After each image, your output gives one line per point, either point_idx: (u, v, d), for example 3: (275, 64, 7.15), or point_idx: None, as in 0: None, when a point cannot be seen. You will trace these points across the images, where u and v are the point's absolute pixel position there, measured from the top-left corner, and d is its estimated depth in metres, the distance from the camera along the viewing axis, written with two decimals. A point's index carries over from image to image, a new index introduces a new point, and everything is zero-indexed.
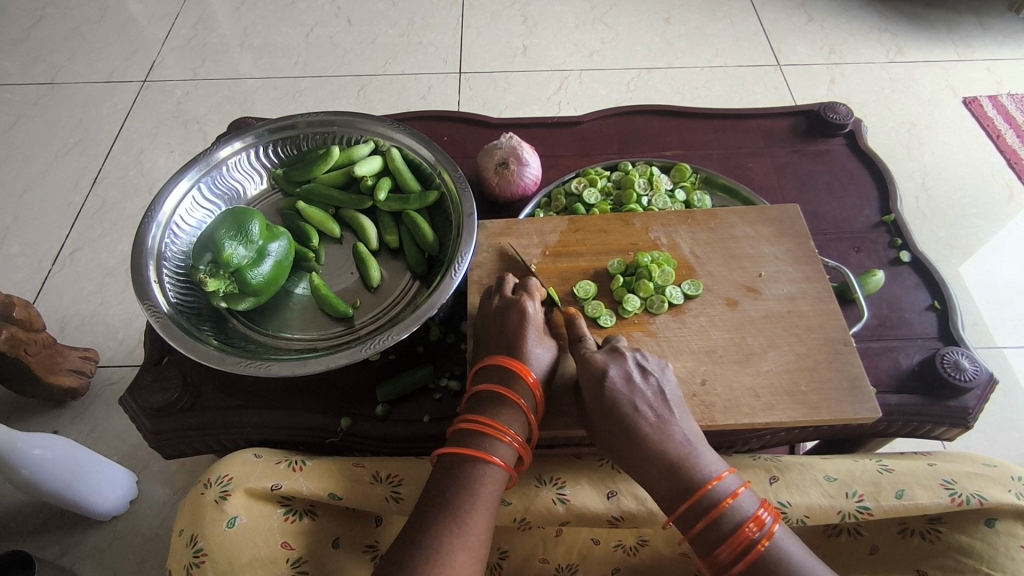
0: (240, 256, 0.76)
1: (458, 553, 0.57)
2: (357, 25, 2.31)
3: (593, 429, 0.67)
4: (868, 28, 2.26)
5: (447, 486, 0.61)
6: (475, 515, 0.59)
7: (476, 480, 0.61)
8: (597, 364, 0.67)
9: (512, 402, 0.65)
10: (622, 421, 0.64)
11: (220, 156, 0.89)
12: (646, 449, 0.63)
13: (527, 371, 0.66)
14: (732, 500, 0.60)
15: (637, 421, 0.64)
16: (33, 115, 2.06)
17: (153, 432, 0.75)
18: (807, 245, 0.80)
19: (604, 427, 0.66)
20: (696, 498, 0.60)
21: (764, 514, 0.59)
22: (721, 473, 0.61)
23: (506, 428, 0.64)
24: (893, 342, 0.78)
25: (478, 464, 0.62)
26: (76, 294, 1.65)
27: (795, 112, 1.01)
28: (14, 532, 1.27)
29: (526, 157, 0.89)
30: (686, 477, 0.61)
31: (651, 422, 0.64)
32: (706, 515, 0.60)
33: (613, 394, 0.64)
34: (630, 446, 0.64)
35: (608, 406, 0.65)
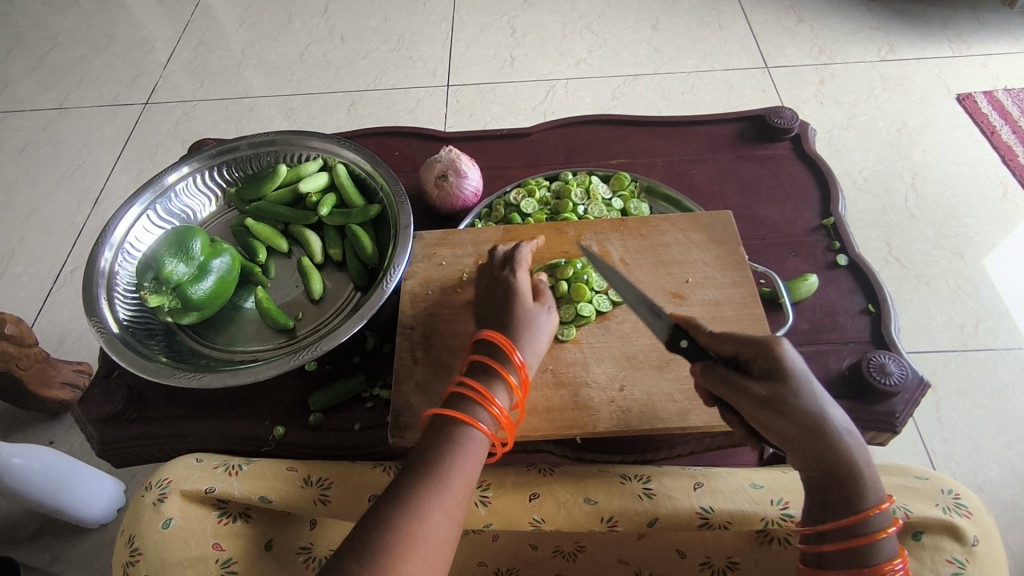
0: (180, 273, 0.79)
1: (437, 511, 0.55)
2: (350, 43, 2.37)
3: (765, 421, 0.59)
4: (860, 27, 2.23)
5: (432, 446, 0.59)
6: (456, 477, 0.57)
7: (458, 444, 0.59)
8: (786, 352, 0.61)
9: (498, 376, 0.63)
10: (812, 419, 0.58)
11: (171, 180, 0.93)
12: (834, 454, 0.58)
13: (514, 349, 0.64)
14: (885, 533, 0.57)
15: (827, 423, 0.58)
16: (41, 140, 2.16)
17: (100, 443, 0.78)
18: (738, 250, 0.80)
19: (787, 421, 0.58)
20: (860, 521, 0.56)
21: (899, 563, 0.57)
22: (884, 503, 0.57)
23: (491, 396, 0.62)
24: (824, 347, 0.77)
25: (462, 427, 0.60)
26: (76, 311, 1.73)
27: (743, 117, 1.01)
28: (7, 540, 1.33)
29: (465, 169, 0.90)
30: (864, 492, 0.57)
31: (838, 424, 0.58)
32: (860, 539, 0.56)
33: (801, 390, 0.59)
34: (811, 444, 0.58)
35: (801, 400, 0.59)
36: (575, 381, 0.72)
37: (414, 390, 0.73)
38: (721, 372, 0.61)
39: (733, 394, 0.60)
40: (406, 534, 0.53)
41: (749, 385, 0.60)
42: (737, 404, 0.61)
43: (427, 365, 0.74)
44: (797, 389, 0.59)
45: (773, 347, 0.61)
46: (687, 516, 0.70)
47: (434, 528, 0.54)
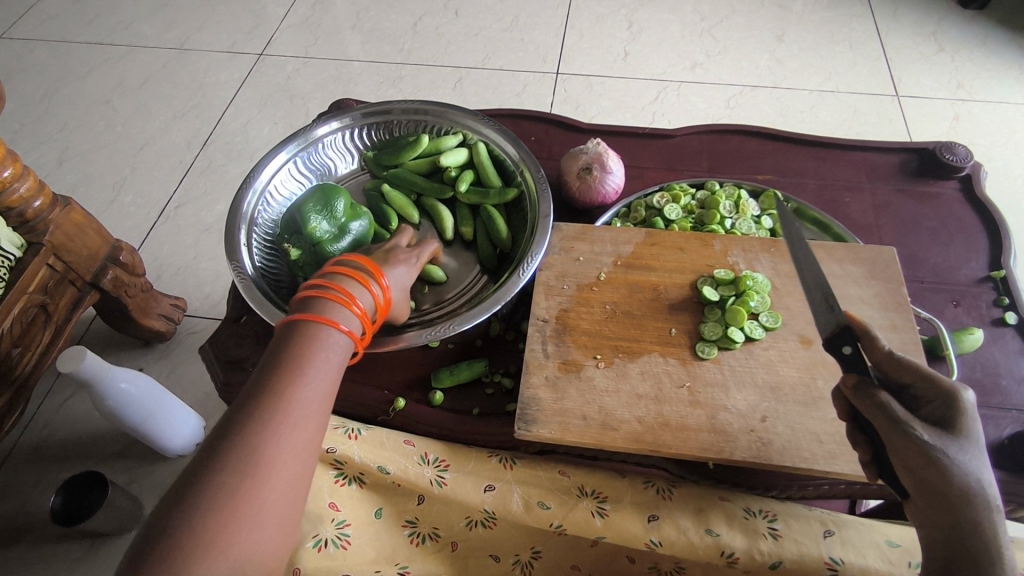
0: (322, 230, 0.80)
1: (296, 415, 0.54)
2: (464, 18, 2.36)
3: (917, 466, 0.53)
4: (1006, 65, 2.07)
5: (285, 350, 0.58)
6: (311, 381, 0.56)
7: (316, 342, 0.59)
8: (968, 407, 0.54)
9: (360, 285, 0.65)
10: (969, 481, 0.52)
11: (317, 134, 0.93)
12: (974, 524, 0.51)
13: (379, 273, 0.67)
14: None
15: (975, 488, 0.52)
16: (160, 77, 2.24)
17: (223, 384, 0.79)
18: (899, 292, 0.75)
19: (939, 473, 0.52)
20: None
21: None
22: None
23: (353, 299, 0.63)
24: (983, 410, 0.71)
25: (323, 324, 0.60)
26: (176, 246, 1.79)
27: (907, 149, 0.95)
28: (93, 454, 1.40)
29: (610, 164, 0.87)
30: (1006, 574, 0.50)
31: (988, 495, 0.52)
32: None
33: (960, 449, 0.53)
34: (954, 508, 0.52)
35: (962, 459, 0.52)
36: (713, 403, 0.68)
37: (543, 383, 0.71)
38: (887, 401, 0.55)
39: (891, 426, 0.54)
40: (259, 448, 0.51)
41: (918, 426, 0.53)
42: (887, 438, 0.54)
43: (557, 362, 0.72)
44: (967, 447, 0.53)
45: (955, 398, 0.55)
46: (814, 564, 0.66)
47: (295, 432, 0.53)
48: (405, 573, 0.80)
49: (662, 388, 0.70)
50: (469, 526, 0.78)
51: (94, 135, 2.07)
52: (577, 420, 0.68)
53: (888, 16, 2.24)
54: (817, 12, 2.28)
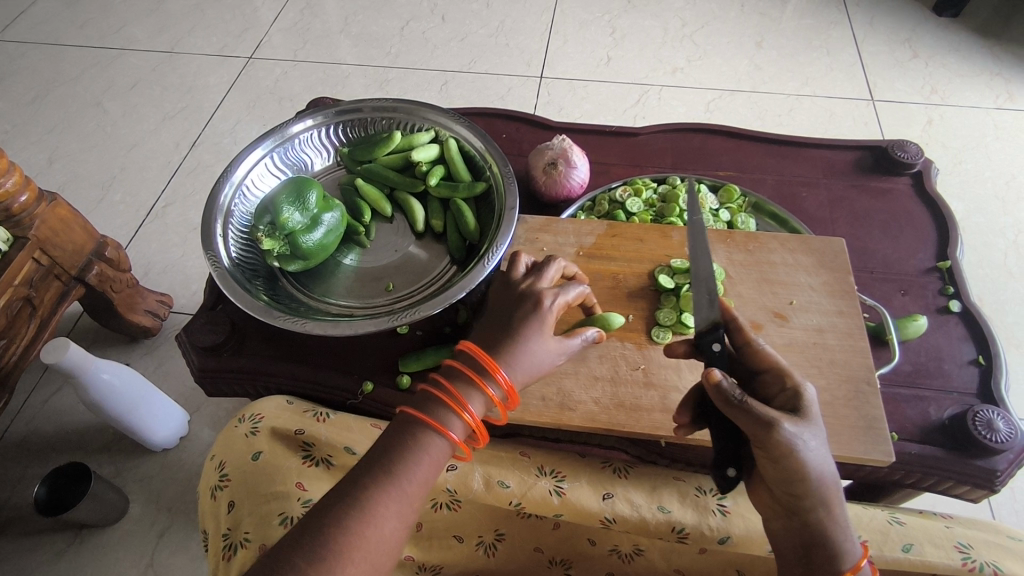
0: (295, 221, 0.83)
1: (391, 507, 0.55)
2: (451, 23, 2.40)
3: (775, 459, 0.56)
4: (978, 70, 2.13)
5: (390, 438, 0.59)
6: (408, 477, 0.57)
7: (422, 450, 0.58)
8: (809, 402, 0.58)
9: (476, 387, 0.61)
10: (814, 473, 0.56)
11: (293, 130, 0.96)
12: (818, 509, 0.57)
13: (498, 368, 0.61)
14: None
15: (821, 479, 0.57)
16: (150, 79, 2.27)
17: (199, 368, 0.82)
18: (847, 280, 0.78)
19: (792, 466, 0.56)
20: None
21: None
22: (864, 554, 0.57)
23: (460, 408, 0.60)
24: (925, 392, 0.75)
25: (426, 429, 0.58)
26: (163, 244, 1.82)
27: (862, 146, 0.98)
28: (78, 447, 1.42)
29: (575, 159, 0.91)
30: (839, 553, 0.56)
31: (830, 485, 0.57)
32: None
33: (810, 444, 0.56)
34: (801, 498, 0.57)
35: (813, 453, 0.56)
36: (665, 385, 0.71)
37: None
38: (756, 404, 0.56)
39: (759, 425, 0.55)
40: (361, 533, 0.54)
41: (779, 420, 0.55)
42: (755, 436, 0.56)
43: None
44: (817, 442, 0.56)
45: (799, 394, 0.58)
46: (761, 540, 0.69)
47: (387, 521, 0.55)
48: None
49: (617, 370, 0.73)
50: (435, 508, 0.78)
51: (84, 136, 2.10)
52: (536, 401, 0.71)
53: (865, 23, 2.30)
54: (796, 19, 2.34)
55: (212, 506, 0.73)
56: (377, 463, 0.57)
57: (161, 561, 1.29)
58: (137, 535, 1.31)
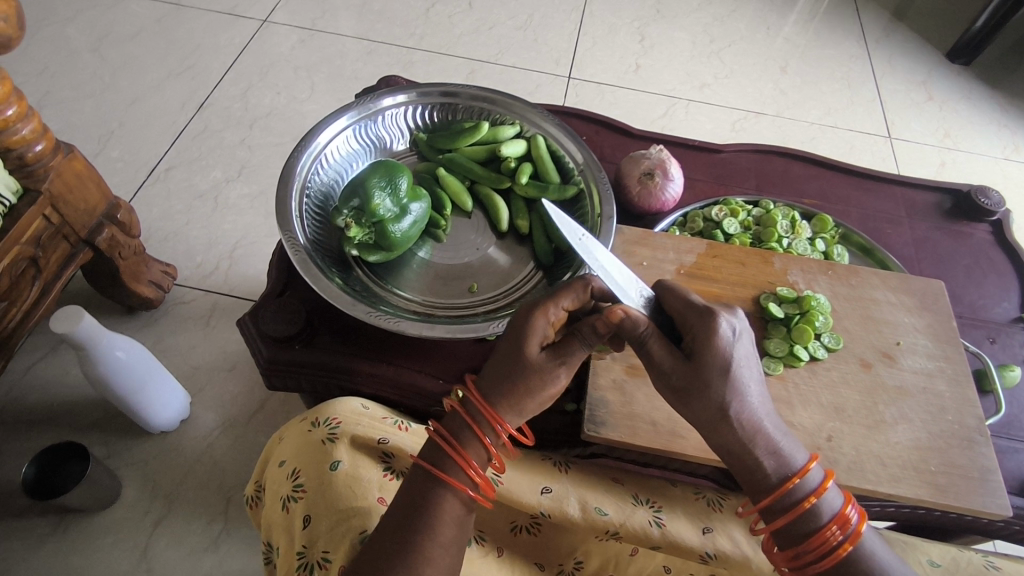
0: (385, 209, 0.77)
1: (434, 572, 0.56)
2: (477, 10, 2.33)
3: (673, 392, 0.58)
4: (988, 119, 2.20)
5: (408, 505, 0.59)
6: (438, 542, 0.57)
7: (440, 497, 0.59)
8: (722, 338, 0.57)
9: (480, 441, 0.61)
10: (723, 406, 0.56)
11: (373, 108, 0.90)
12: (734, 439, 0.56)
13: (500, 421, 0.61)
14: (817, 499, 0.56)
15: (731, 409, 0.56)
16: (154, 31, 2.12)
17: (267, 359, 0.75)
18: (949, 325, 0.78)
19: (701, 405, 0.56)
20: (781, 496, 0.56)
21: (851, 513, 0.56)
22: (810, 464, 0.57)
23: (470, 462, 0.60)
24: (1021, 444, 0.75)
25: (440, 482, 0.60)
26: (165, 210, 1.70)
27: (942, 189, 0.99)
28: (66, 423, 1.30)
29: (672, 172, 0.87)
30: (771, 475, 0.56)
31: (744, 414, 0.56)
32: (791, 512, 0.56)
33: (708, 374, 0.56)
34: (709, 429, 0.57)
35: (707, 388, 0.56)
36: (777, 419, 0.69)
37: (611, 386, 0.70)
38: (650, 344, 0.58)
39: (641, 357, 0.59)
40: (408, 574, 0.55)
41: (654, 356, 0.58)
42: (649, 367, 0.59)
43: (623, 365, 0.72)
44: (708, 373, 0.56)
45: (709, 322, 0.57)
46: None
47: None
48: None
49: None
50: (513, 531, 0.73)
51: (78, 83, 1.94)
52: (646, 425, 0.68)
53: (884, 60, 2.34)
54: (819, 49, 2.37)
55: (284, 516, 0.67)
56: (403, 533, 0.57)
57: (155, 554, 1.19)
58: (129, 524, 1.21)
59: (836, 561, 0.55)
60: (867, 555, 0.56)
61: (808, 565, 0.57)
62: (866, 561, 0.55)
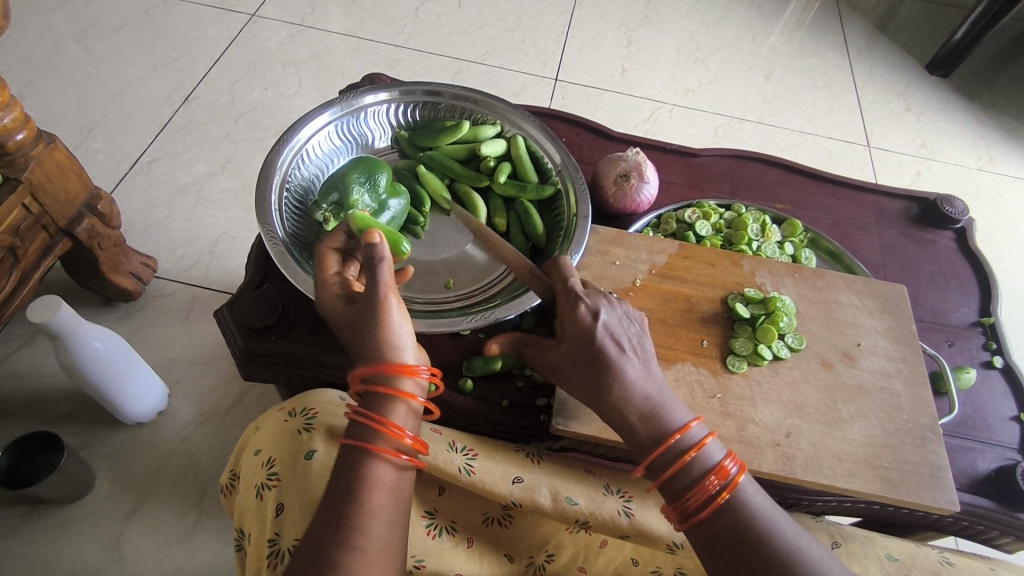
0: (364, 204, 0.78)
1: (373, 550, 0.54)
2: (466, 11, 2.34)
3: (562, 374, 0.65)
4: (964, 130, 2.26)
5: (340, 479, 0.57)
6: (378, 506, 0.56)
7: (372, 475, 0.57)
8: (585, 316, 0.64)
9: (395, 406, 0.60)
10: (595, 377, 0.62)
11: (357, 104, 0.91)
12: (614, 408, 0.62)
13: (413, 371, 0.61)
14: (697, 450, 0.59)
15: (608, 378, 0.62)
16: (140, 22, 2.11)
17: (243, 350, 0.76)
18: (909, 327, 0.80)
19: (577, 378, 0.64)
20: (662, 449, 0.59)
21: (730, 465, 0.59)
22: (690, 423, 0.61)
23: (401, 430, 0.59)
24: (973, 443, 0.78)
25: (365, 464, 0.58)
26: (147, 202, 1.69)
27: (909, 197, 1.02)
28: (40, 412, 1.30)
29: (648, 175, 0.90)
30: (648, 435, 0.60)
31: (621, 380, 0.61)
32: (673, 463, 0.59)
33: (582, 351, 0.63)
34: (595, 400, 0.63)
35: (586, 362, 0.63)
36: (740, 415, 0.71)
37: None
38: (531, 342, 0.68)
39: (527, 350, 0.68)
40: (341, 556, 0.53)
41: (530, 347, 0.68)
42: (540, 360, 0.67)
43: None
44: (581, 349, 0.63)
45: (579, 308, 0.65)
46: None
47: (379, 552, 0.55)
48: (420, 569, 0.69)
49: (694, 397, 0.72)
50: (484, 522, 0.74)
51: (62, 73, 1.93)
52: None
53: (865, 71, 2.39)
54: (802, 58, 2.41)
55: (257, 504, 0.68)
56: (341, 509, 0.55)
57: (126, 545, 1.19)
58: (101, 515, 1.21)
59: (714, 511, 0.57)
60: (748, 503, 0.58)
61: (693, 517, 0.58)
62: (745, 510, 0.57)
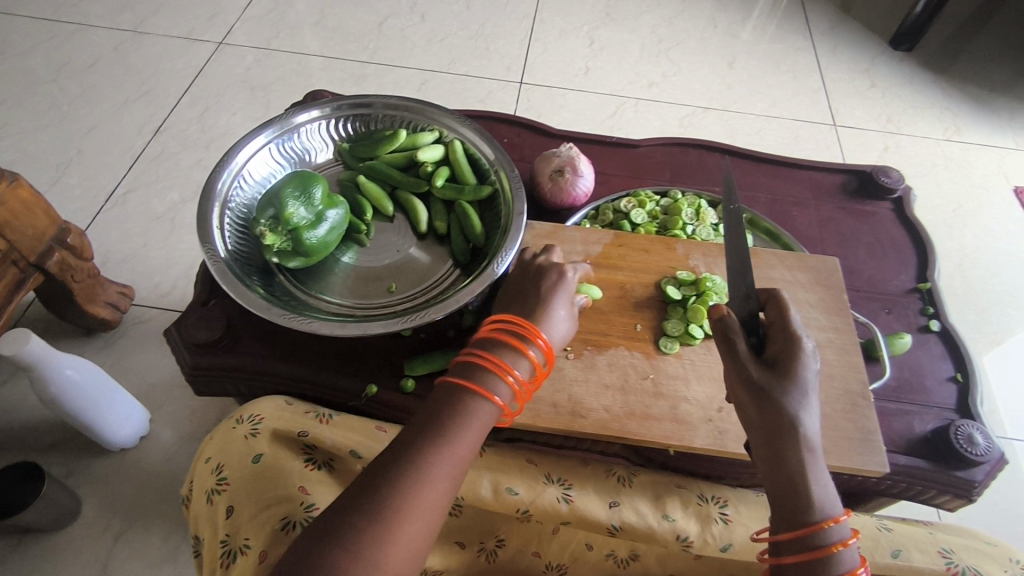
0: (300, 217, 0.81)
1: (429, 502, 0.55)
2: (429, 22, 2.38)
3: (755, 401, 0.60)
4: (929, 102, 2.27)
5: (443, 414, 0.59)
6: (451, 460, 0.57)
7: (471, 412, 0.59)
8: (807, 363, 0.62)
9: (518, 356, 0.64)
10: (795, 421, 0.58)
11: (296, 121, 0.94)
12: (786, 457, 0.58)
13: (540, 335, 0.65)
14: (841, 547, 0.55)
15: (795, 433, 0.58)
16: (110, 58, 2.15)
17: (192, 366, 0.79)
18: (841, 298, 0.82)
19: (771, 409, 0.59)
20: (812, 532, 0.55)
21: (863, 574, 0.55)
22: (843, 519, 0.56)
23: (508, 368, 0.62)
24: (909, 406, 0.79)
25: (473, 399, 0.60)
26: (123, 233, 1.73)
27: (847, 171, 1.04)
28: (26, 445, 1.33)
29: (582, 168, 0.92)
30: (815, 508, 0.56)
31: (809, 436, 0.59)
32: (812, 552, 0.55)
33: (780, 398, 0.59)
34: (773, 441, 0.59)
35: (785, 400, 0.59)
36: (673, 394, 0.73)
37: None
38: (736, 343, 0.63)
39: (725, 350, 0.64)
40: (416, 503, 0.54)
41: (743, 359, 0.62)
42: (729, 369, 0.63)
43: None
44: (791, 391, 0.59)
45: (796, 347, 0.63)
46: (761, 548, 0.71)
47: (427, 508, 0.54)
48: None
49: (627, 379, 0.74)
50: None
51: (36, 113, 1.97)
52: (548, 407, 0.72)
53: (828, 51, 2.41)
54: (765, 44, 2.43)
55: (208, 509, 0.71)
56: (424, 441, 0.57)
57: (114, 569, 1.21)
58: (89, 541, 1.24)
59: None
60: None
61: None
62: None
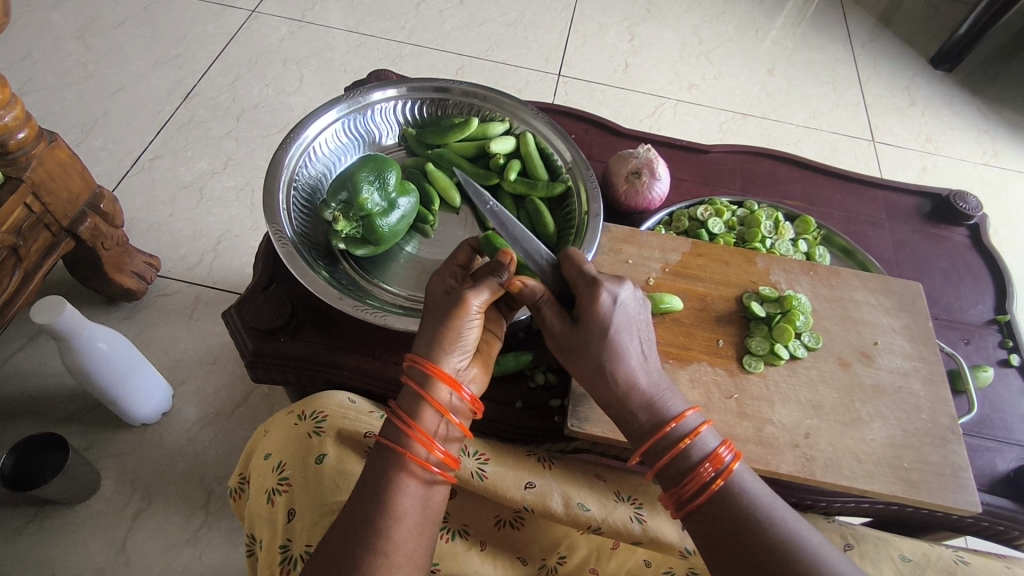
0: (373, 203, 0.77)
1: (398, 556, 0.55)
2: (468, 6, 2.32)
3: (567, 353, 0.64)
4: (968, 124, 2.24)
5: (371, 488, 0.57)
6: (406, 525, 0.56)
7: (403, 491, 0.57)
8: (604, 302, 0.62)
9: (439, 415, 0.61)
10: (602, 366, 0.61)
11: (367, 99, 0.90)
12: (608, 398, 0.62)
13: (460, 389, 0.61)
14: (692, 438, 0.59)
15: (608, 376, 0.61)
16: (141, 18, 2.09)
17: (251, 351, 0.75)
18: (926, 326, 0.79)
19: (584, 362, 0.62)
20: (657, 440, 0.59)
21: (724, 453, 0.58)
22: (685, 411, 0.60)
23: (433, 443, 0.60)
24: (991, 443, 0.77)
25: (402, 475, 0.58)
26: (149, 201, 1.68)
27: (922, 193, 1.01)
28: (44, 414, 1.29)
29: (660, 171, 0.89)
30: (648, 422, 0.60)
31: (627, 375, 0.61)
32: (667, 453, 0.59)
33: (584, 348, 0.62)
34: (594, 385, 0.62)
35: (590, 350, 0.62)
36: (758, 416, 0.70)
37: None
38: (546, 311, 0.65)
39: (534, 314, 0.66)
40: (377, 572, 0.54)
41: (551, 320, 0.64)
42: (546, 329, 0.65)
43: None
44: (591, 340, 0.62)
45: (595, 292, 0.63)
46: None
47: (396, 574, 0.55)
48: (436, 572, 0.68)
49: (710, 397, 0.71)
50: (497, 525, 0.72)
51: (62, 70, 1.91)
52: None
53: (869, 65, 2.37)
54: (807, 53, 2.39)
55: (268, 509, 0.67)
56: (363, 521, 0.55)
57: (132, 549, 1.18)
58: (107, 517, 1.20)
59: (709, 499, 0.57)
60: (744, 485, 0.57)
61: (687, 505, 0.58)
62: (739, 495, 0.57)
